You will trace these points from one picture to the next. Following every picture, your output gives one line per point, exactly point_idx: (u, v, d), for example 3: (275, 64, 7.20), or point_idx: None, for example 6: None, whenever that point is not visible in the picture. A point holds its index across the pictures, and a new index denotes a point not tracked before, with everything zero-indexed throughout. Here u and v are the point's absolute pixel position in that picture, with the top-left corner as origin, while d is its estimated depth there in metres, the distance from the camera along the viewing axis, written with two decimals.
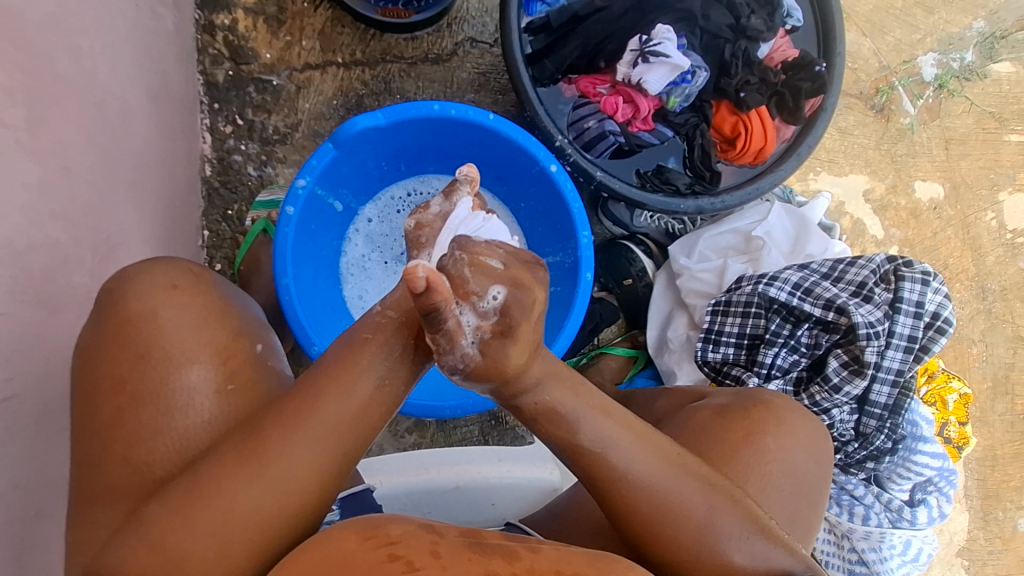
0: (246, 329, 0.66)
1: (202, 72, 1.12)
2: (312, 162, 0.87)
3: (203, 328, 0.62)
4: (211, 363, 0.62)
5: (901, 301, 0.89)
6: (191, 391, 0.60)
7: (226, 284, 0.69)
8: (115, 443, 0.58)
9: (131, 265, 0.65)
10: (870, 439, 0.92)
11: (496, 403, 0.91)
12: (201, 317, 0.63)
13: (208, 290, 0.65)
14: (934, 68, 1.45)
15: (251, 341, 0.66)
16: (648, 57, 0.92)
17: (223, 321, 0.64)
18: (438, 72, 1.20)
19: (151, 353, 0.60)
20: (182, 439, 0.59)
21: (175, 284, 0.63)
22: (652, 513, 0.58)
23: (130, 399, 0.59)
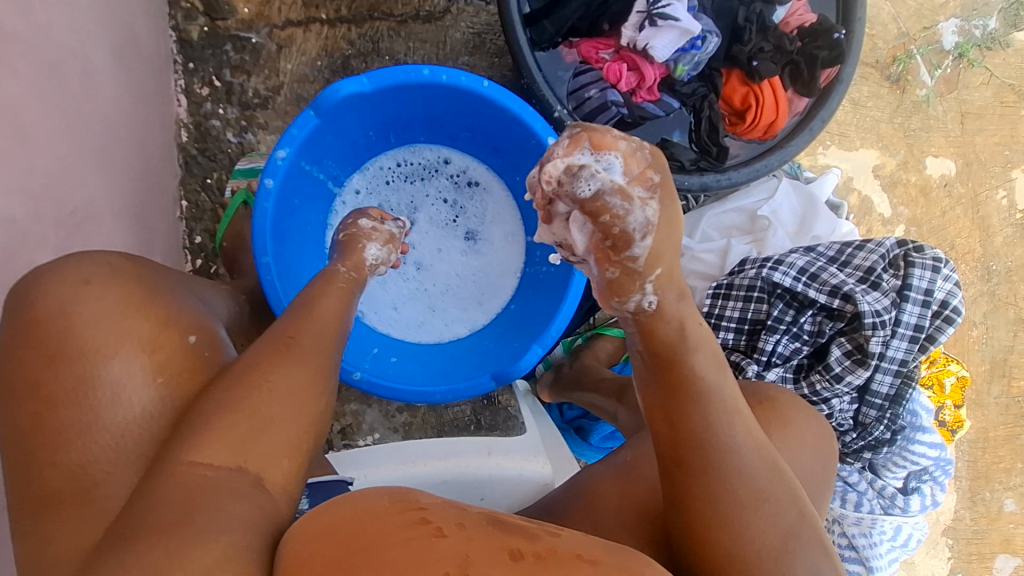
0: (175, 319, 0.61)
1: (175, 27, 1.04)
2: (292, 130, 0.80)
3: (127, 321, 0.57)
4: (139, 354, 0.57)
5: (909, 289, 0.85)
6: (117, 388, 0.55)
7: (153, 274, 0.64)
8: (37, 447, 0.53)
9: (42, 263, 0.59)
10: (869, 429, 0.89)
11: (487, 388, 0.89)
12: (122, 310, 0.57)
13: (130, 281, 0.60)
14: (956, 35, 1.37)
15: (183, 331, 0.61)
16: (656, 20, 0.83)
17: (149, 312, 0.59)
18: (430, 31, 1.13)
19: (70, 353, 0.54)
20: (117, 441, 0.55)
21: (88, 279, 0.57)
22: (728, 533, 0.52)
23: (48, 401, 0.53)
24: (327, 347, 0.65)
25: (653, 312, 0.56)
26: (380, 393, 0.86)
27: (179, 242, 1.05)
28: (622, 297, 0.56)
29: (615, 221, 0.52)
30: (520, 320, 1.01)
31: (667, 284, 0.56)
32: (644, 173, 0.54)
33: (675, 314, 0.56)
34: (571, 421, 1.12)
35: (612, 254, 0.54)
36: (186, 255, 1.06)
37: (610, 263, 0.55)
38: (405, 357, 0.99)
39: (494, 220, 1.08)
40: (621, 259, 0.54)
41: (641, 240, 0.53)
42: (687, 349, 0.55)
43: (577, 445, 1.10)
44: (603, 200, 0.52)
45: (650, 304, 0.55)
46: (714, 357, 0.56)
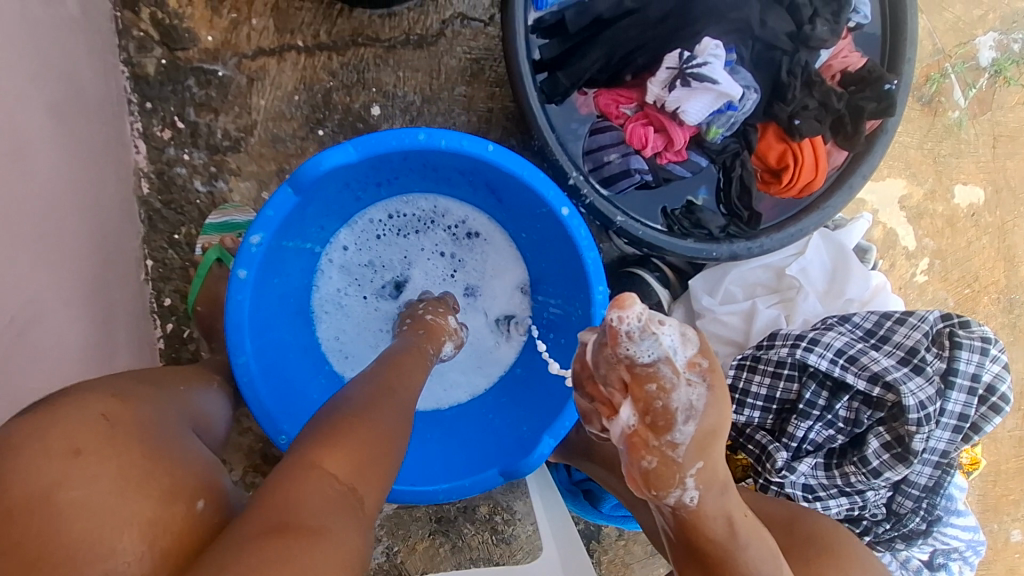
0: (181, 487, 0.52)
1: (127, 61, 0.90)
2: (267, 211, 0.69)
3: (123, 501, 0.48)
4: (136, 546, 0.47)
5: (955, 374, 0.80)
6: None
7: (151, 425, 0.55)
8: None
9: (16, 419, 0.50)
10: (904, 520, 0.83)
11: (495, 483, 0.81)
12: (120, 488, 0.49)
13: (125, 441, 0.51)
14: (993, 51, 1.27)
15: (189, 499, 0.52)
16: (689, 79, 0.72)
17: (147, 485, 0.50)
18: (422, 58, 1.00)
19: (52, 549, 0.45)
20: None
21: (80, 448, 0.49)
22: None
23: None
24: (390, 404, 0.63)
25: (694, 507, 0.57)
26: None
27: (145, 306, 0.94)
28: (662, 489, 0.57)
29: (659, 396, 0.54)
30: (528, 392, 0.91)
31: (710, 478, 0.56)
32: (697, 362, 0.55)
33: (718, 506, 0.58)
34: (579, 483, 1.05)
35: (652, 434, 0.55)
36: (154, 319, 0.95)
37: (650, 450, 0.56)
38: (425, 438, 0.90)
39: (500, 277, 0.97)
40: (661, 444, 0.55)
41: (685, 427, 0.54)
42: (737, 547, 0.57)
43: (586, 511, 1.03)
44: (656, 367, 0.54)
45: (691, 500, 0.57)
46: (761, 547, 0.58)
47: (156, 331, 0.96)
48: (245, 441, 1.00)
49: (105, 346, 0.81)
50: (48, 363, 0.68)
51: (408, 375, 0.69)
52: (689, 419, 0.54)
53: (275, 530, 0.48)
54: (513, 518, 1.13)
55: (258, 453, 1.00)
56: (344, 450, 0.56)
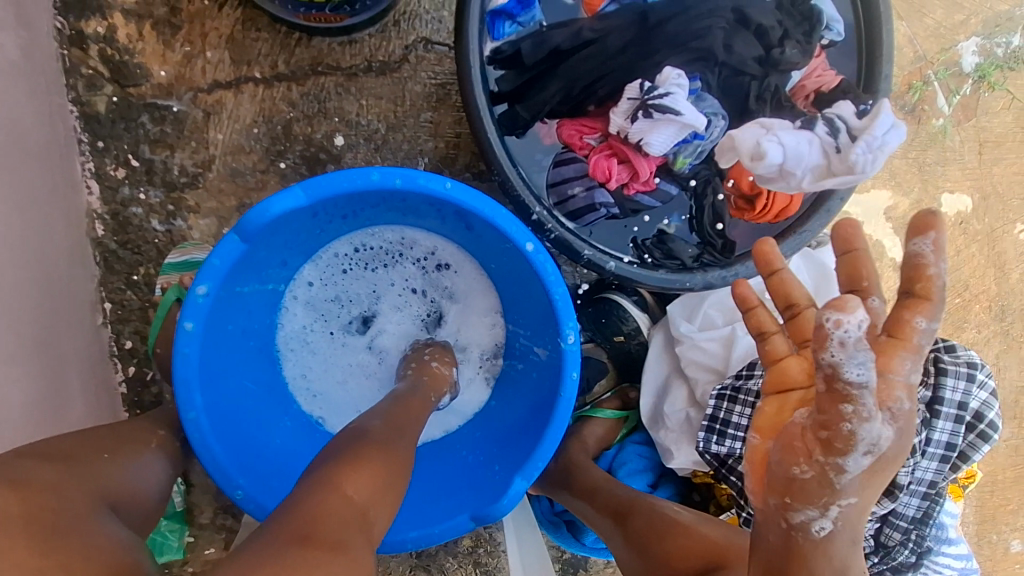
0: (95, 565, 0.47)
1: (76, 100, 0.87)
2: (212, 261, 0.66)
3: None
4: None
5: (940, 403, 0.77)
6: None
7: (58, 505, 0.50)
8: None
9: None
10: (891, 553, 0.80)
11: (466, 527, 0.78)
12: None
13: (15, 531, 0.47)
14: (976, 55, 1.24)
15: None
16: (651, 111, 0.69)
17: None
18: (386, 85, 0.96)
19: None
20: None
21: None
22: None
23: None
24: (395, 433, 0.63)
25: (822, 537, 0.52)
26: None
27: (104, 350, 0.91)
28: (804, 503, 0.51)
29: (853, 420, 0.47)
30: (502, 429, 0.86)
31: (851, 516, 0.53)
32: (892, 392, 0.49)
33: (837, 554, 0.53)
34: (560, 514, 1.02)
35: (820, 449, 0.49)
36: (115, 362, 0.92)
37: (810, 462, 0.50)
38: (422, 475, 0.85)
39: (471, 311, 0.91)
40: (827, 461, 0.49)
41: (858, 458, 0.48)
42: None
43: (569, 544, 0.99)
44: (864, 389, 0.46)
45: (821, 528, 0.52)
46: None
47: (117, 375, 0.92)
48: (213, 483, 0.95)
49: (55, 399, 0.77)
50: None
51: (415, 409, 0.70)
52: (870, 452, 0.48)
53: (298, 543, 0.48)
54: (496, 549, 1.08)
55: (226, 496, 0.95)
56: (366, 474, 0.56)
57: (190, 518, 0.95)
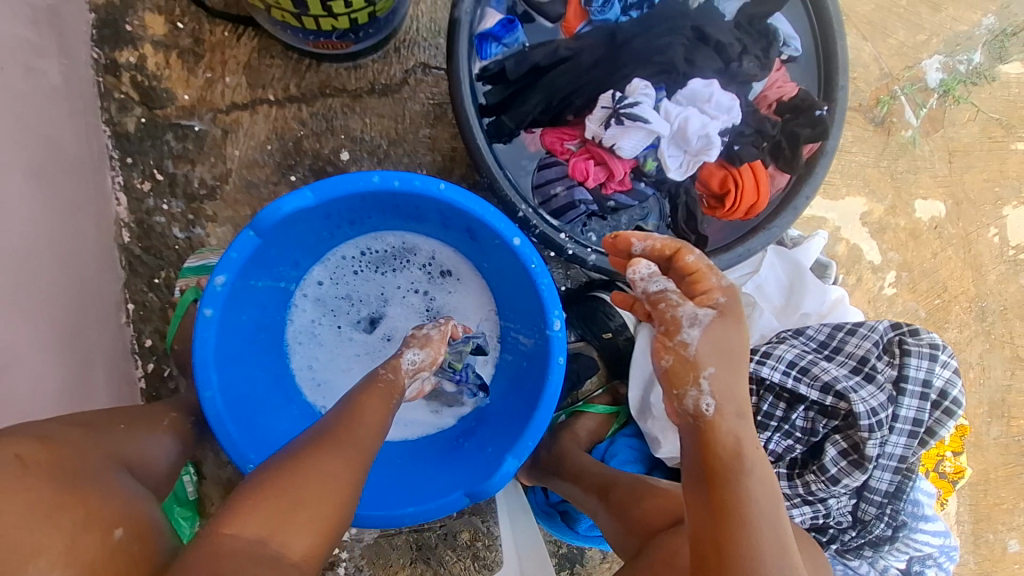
0: (97, 516, 0.54)
1: (109, 121, 0.97)
2: (230, 254, 0.74)
3: (32, 532, 0.50)
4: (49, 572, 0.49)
5: (906, 380, 0.83)
6: None
7: (78, 463, 0.58)
8: None
9: None
10: (869, 527, 0.85)
11: (461, 505, 0.83)
12: (31, 518, 0.50)
13: (42, 479, 0.53)
14: (939, 72, 1.33)
15: (106, 528, 0.54)
16: (622, 118, 0.76)
17: (62, 518, 0.52)
18: (387, 105, 1.06)
19: None
20: None
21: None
22: None
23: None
24: (310, 451, 0.65)
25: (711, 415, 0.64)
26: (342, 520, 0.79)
27: (126, 347, 0.98)
28: (680, 387, 0.66)
29: (670, 307, 0.68)
30: (495, 416, 0.92)
31: (726, 388, 0.65)
32: (710, 295, 0.67)
33: (728, 428, 0.64)
34: (556, 505, 1.06)
35: (666, 339, 0.68)
36: (136, 359, 0.99)
37: (667, 351, 0.67)
38: (404, 460, 0.92)
39: (466, 307, 0.97)
40: (675, 344, 0.67)
41: (688, 332, 0.66)
42: (743, 466, 0.61)
43: (563, 532, 1.04)
44: (664, 292, 0.69)
45: (707, 403, 0.64)
46: (766, 485, 0.61)
47: (137, 371, 0.99)
48: (225, 474, 1.00)
49: (81, 388, 0.84)
50: (20, 408, 0.72)
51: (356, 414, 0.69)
52: (695, 323, 0.66)
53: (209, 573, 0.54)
54: (494, 543, 1.12)
55: (236, 486, 1.00)
56: (264, 506, 0.59)
57: (201, 508, 0.99)
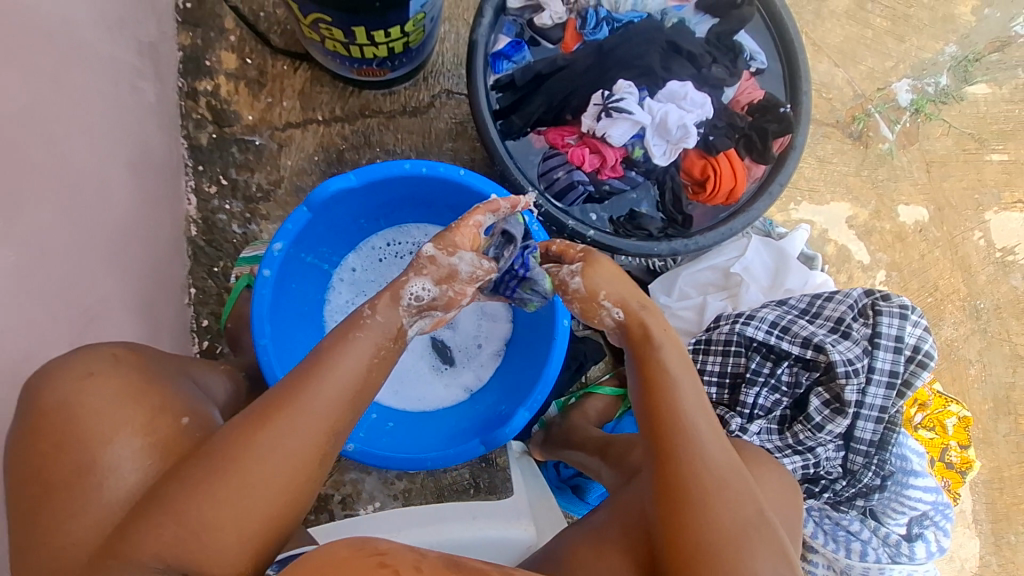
0: (170, 404, 0.65)
1: (186, 136, 1.16)
2: (287, 225, 0.89)
3: (121, 409, 0.62)
4: (133, 438, 0.61)
5: (880, 337, 0.91)
6: (110, 469, 0.60)
7: (155, 366, 0.69)
8: (37, 522, 0.58)
9: (59, 354, 0.65)
10: (858, 476, 0.94)
11: (478, 453, 0.93)
12: (118, 399, 0.62)
13: (129, 371, 0.65)
14: (909, 93, 1.45)
15: (176, 415, 0.65)
16: (612, 112, 0.92)
17: (144, 401, 0.64)
18: (416, 123, 1.24)
19: (70, 438, 0.60)
20: (101, 515, 0.59)
21: (90, 372, 0.63)
22: (681, 493, 0.65)
23: (44, 486, 0.59)
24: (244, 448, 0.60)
25: (622, 320, 0.73)
26: (372, 462, 0.90)
27: (187, 326, 1.13)
28: (593, 313, 0.75)
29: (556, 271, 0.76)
30: (508, 383, 1.02)
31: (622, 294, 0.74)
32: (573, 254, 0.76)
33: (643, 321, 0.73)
34: (568, 479, 1.16)
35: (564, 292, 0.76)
36: (193, 337, 1.14)
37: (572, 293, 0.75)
38: (414, 428, 1.01)
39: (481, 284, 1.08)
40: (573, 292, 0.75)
41: (574, 282, 0.74)
42: (656, 345, 0.71)
43: (575, 504, 1.14)
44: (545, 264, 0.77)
45: (617, 315, 0.73)
46: (679, 357, 0.71)
47: (194, 347, 1.14)
48: None
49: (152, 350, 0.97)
50: None
51: (308, 407, 0.62)
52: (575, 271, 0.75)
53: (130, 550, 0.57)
54: None
55: None
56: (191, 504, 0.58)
57: None
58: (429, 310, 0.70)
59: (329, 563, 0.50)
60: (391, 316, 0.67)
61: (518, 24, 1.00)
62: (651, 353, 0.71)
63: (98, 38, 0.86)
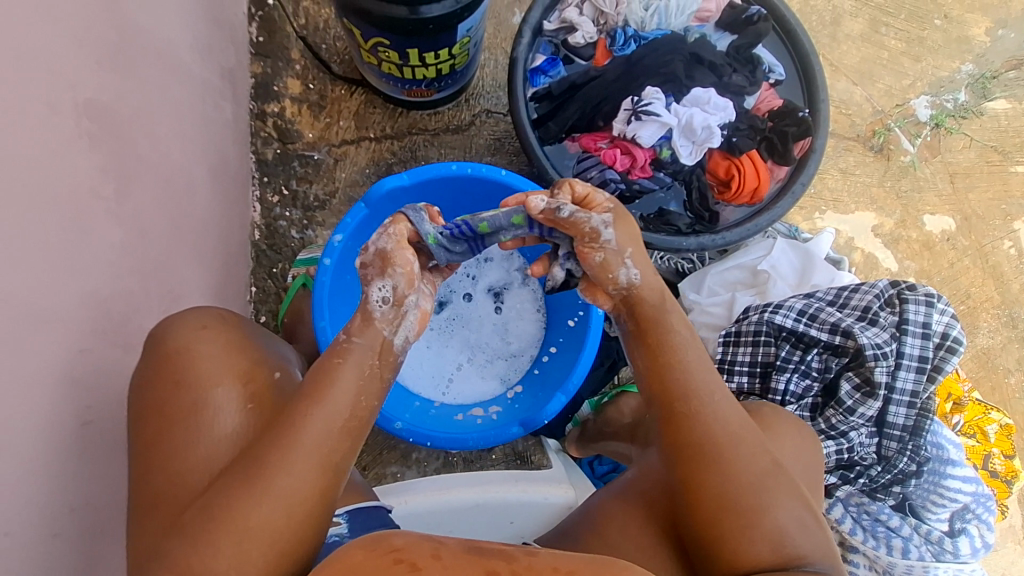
0: (264, 359, 0.78)
1: (254, 151, 1.29)
2: (347, 219, 0.99)
3: (226, 358, 0.74)
4: (236, 383, 0.73)
5: (907, 323, 0.94)
6: (218, 407, 0.71)
7: (250, 329, 0.82)
8: (153, 457, 0.69)
9: (174, 313, 0.78)
10: (893, 462, 0.95)
11: (516, 436, 0.98)
12: (225, 350, 0.75)
13: (232, 330, 0.78)
14: (929, 108, 1.51)
15: (269, 369, 0.77)
16: (640, 115, 1.02)
17: (244, 354, 0.76)
18: (458, 140, 1.35)
19: (185, 379, 0.71)
20: (209, 447, 0.69)
21: (205, 325, 0.76)
22: (699, 455, 0.71)
23: (165, 418, 0.70)
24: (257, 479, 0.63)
25: (638, 283, 0.76)
26: (418, 440, 0.96)
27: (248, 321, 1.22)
28: (611, 272, 0.76)
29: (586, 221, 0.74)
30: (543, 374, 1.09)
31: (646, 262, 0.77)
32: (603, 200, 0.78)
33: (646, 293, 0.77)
34: (602, 476, 1.19)
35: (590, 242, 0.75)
36: None
37: (598, 245, 0.75)
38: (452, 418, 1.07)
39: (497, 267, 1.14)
40: (601, 244, 0.75)
41: (604, 239, 0.75)
42: (664, 311, 0.76)
43: None
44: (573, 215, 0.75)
45: (635, 277, 0.76)
46: (681, 323, 0.76)
47: None
48: None
49: None
50: None
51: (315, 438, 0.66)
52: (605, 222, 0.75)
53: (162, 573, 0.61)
54: None
55: None
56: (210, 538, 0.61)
57: None
58: (404, 303, 0.73)
59: (344, 560, 0.49)
60: (368, 335, 0.71)
61: (553, 44, 1.11)
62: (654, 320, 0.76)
63: (192, 60, 1.00)
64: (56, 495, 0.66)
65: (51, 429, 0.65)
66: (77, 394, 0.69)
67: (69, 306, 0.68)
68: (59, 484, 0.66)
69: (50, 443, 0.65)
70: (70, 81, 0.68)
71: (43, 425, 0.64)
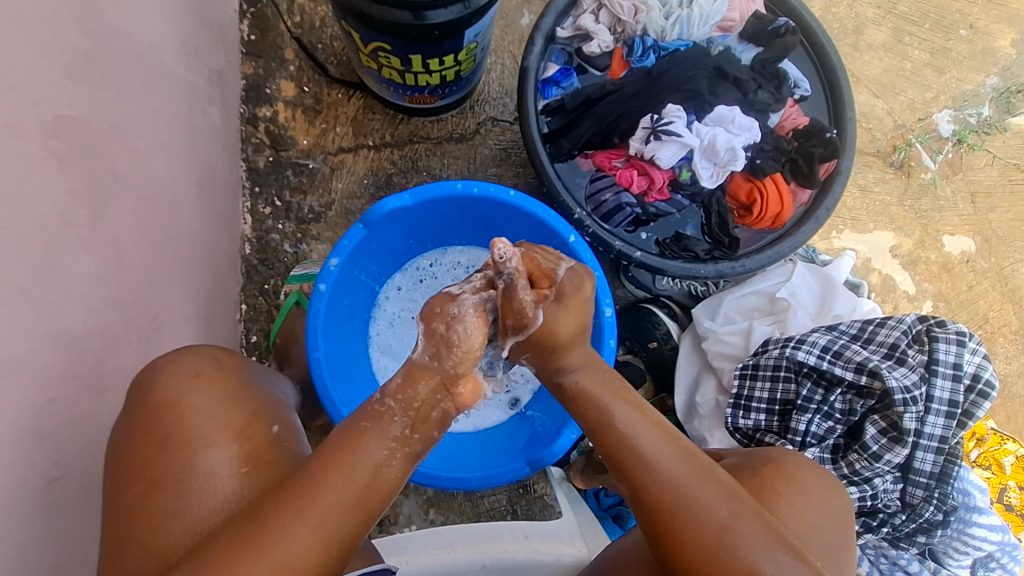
0: (264, 412, 0.71)
1: (245, 159, 1.21)
2: (344, 242, 0.92)
3: (222, 411, 0.68)
4: (231, 444, 0.66)
5: (937, 363, 0.89)
6: (210, 472, 0.64)
7: (248, 372, 0.75)
8: (135, 527, 0.62)
9: (164, 354, 0.71)
10: (918, 510, 0.91)
11: (523, 474, 0.92)
12: (219, 403, 0.68)
13: (230, 377, 0.71)
14: (952, 123, 1.45)
15: (268, 423, 0.70)
16: (660, 135, 0.95)
17: (243, 406, 0.69)
18: (462, 149, 1.28)
19: (174, 439, 0.65)
20: (196, 519, 0.62)
21: (198, 372, 0.69)
22: (677, 534, 0.61)
23: (150, 483, 0.64)
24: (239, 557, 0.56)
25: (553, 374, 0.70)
26: (419, 481, 0.90)
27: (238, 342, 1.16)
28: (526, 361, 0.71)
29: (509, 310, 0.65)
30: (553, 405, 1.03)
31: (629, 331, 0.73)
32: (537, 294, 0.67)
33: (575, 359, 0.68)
34: (609, 509, 1.14)
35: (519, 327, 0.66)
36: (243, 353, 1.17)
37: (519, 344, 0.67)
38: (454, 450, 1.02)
39: None
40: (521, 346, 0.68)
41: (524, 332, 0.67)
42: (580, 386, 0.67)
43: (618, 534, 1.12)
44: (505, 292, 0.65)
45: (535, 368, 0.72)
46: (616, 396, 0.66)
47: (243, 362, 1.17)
48: None
49: None
50: None
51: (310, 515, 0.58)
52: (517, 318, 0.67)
53: None
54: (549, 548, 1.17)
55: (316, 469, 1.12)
56: None
57: None
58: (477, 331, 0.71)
59: None
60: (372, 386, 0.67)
61: (567, 53, 1.04)
62: (595, 406, 0.65)
63: (177, 64, 0.92)
64: (22, 564, 0.59)
65: (16, 494, 0.58)
66: (44, 448, 0.63)
67: (36, 351, 0.62)
68: (24, 550, 0.60)
69: (15, 508, 0.58)
70: (35, 97, 0.61)
71: (7, 490, 0.57)
